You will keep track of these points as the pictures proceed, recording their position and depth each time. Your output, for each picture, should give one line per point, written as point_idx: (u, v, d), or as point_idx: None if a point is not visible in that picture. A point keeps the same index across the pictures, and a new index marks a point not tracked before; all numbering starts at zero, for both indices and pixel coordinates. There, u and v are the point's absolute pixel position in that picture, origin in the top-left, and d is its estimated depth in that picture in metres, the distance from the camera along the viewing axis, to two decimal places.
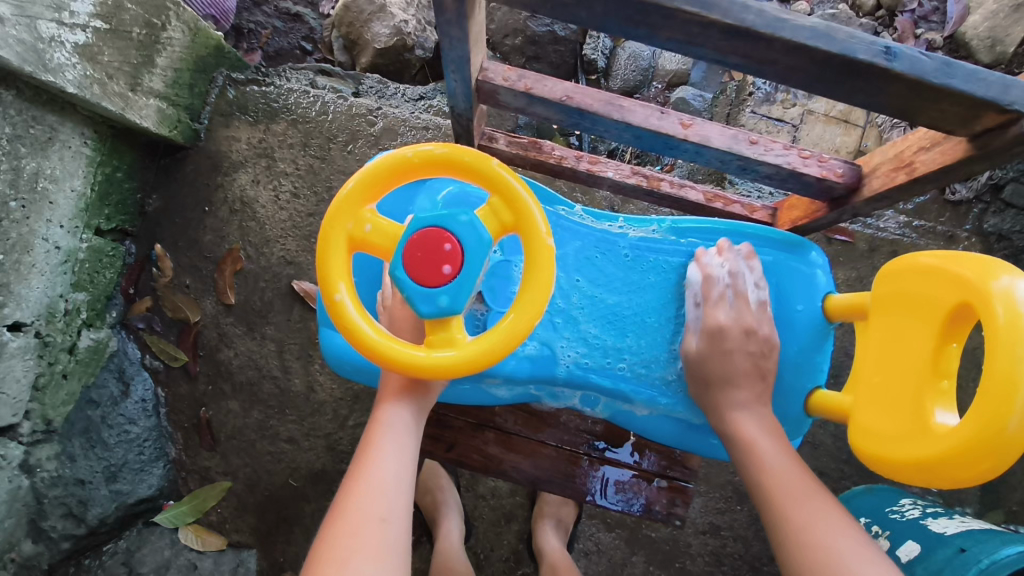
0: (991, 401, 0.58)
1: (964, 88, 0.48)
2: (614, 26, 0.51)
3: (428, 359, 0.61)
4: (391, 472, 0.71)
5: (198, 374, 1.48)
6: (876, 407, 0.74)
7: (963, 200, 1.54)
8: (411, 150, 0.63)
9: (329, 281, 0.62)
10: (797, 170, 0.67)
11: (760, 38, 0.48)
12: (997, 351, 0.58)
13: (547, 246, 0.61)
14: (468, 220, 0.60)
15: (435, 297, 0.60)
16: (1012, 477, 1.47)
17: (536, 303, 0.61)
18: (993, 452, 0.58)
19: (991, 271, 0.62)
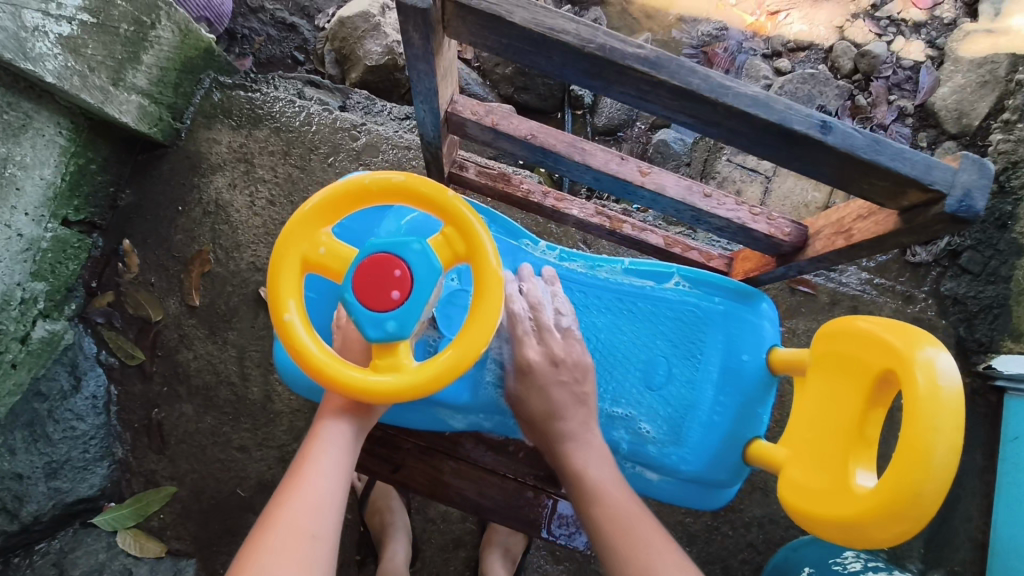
0: (902, 468, 0.58)
1: (891, 165, 0.50)
2: (572, 76, 0.53)
3: (371, 383, 0.61)
4: (325, 489, 0.70)
5: (153, 373, 1.46)
6: (804, 460, 0.75)
7: (924, 262, 1.60)
8: (367, 177, 0.63)
9: (279, 301, 0.62)
10: (746, 226, 0.69)
11: (706, 101, 0.50)
12: (916, 418, 0.58)
13: (496, 275, 0.62)
14: (420, 248, 0.60)
15: (382, 321, 0.60)
16: (955, 537, 1.50)
17: (483, 334, 0.62)
18: (905, 515, 0.59)
19: (916, 340, 0.62)
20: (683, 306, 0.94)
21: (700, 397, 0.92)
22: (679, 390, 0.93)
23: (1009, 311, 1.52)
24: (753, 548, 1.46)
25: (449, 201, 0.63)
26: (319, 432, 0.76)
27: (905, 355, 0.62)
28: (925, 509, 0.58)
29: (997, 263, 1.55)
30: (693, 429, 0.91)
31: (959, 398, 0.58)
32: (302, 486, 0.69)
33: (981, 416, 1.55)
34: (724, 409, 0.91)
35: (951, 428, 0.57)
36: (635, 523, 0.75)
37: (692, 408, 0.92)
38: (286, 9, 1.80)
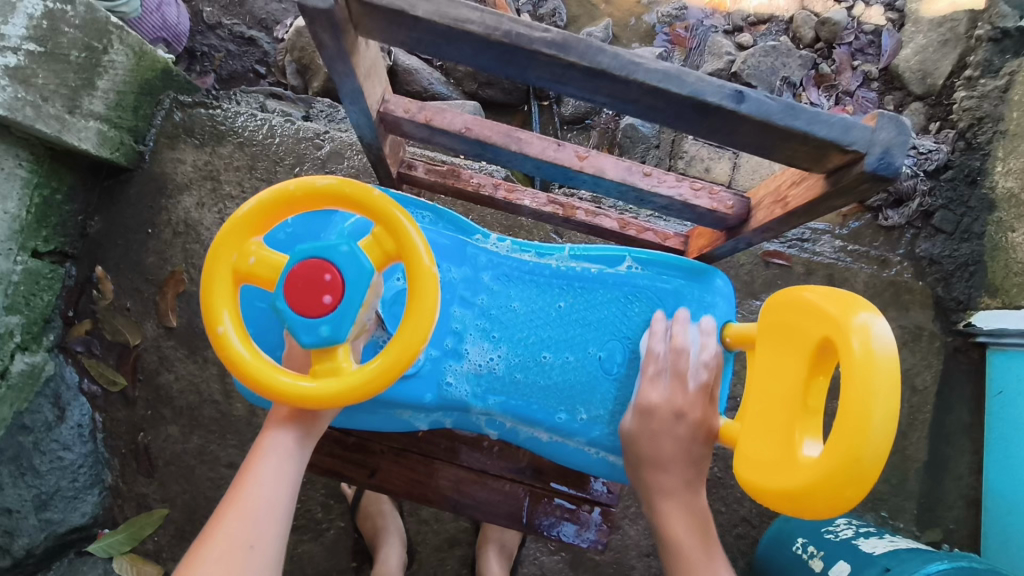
0: (842, 438, 0.58)
1: (807, 129, 0.50)
2: (487, 65, 0.53)
3: (305, 389, 0.60)
4: (267, 499, 0.70)
5: (137, 398, 1.46)
6: (754, 431, 0.74)
7: (896, 225, 1.61)
8: (293, 184, 0.63)
9: (212, 314, 0.62)
10: (688, 203, 0.69)
11: (618, 79, 0.50)
12: (853, 382, 0.57)
13: (430, 272, 0.61)
14: (349, 251, 0.60)
15: (317, 327, 0.60)
16: (948, 495, 1.52)
17: (419, 331, 0.61)
18: (845, 484, 0.59)
19: (852, 307, 0.62)
20: (638, 287, 0.92)
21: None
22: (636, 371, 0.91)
23: (984, 267, 1.53)
24: (747, 523, 1.47)
25: (377, 199, 0.62)
26: (265, 440, 0.75)
27: (840, 322, 0.61)
28: (867, 478, 0.58)
29: (970, 220, 1.56)
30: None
31: (894, 364, 0.58)
32: (247, 495, 0.69)
33: (965, 373, 1.56)
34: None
35: (888, 395, 0.57)
36: None
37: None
38: (244, 23, 1.79)
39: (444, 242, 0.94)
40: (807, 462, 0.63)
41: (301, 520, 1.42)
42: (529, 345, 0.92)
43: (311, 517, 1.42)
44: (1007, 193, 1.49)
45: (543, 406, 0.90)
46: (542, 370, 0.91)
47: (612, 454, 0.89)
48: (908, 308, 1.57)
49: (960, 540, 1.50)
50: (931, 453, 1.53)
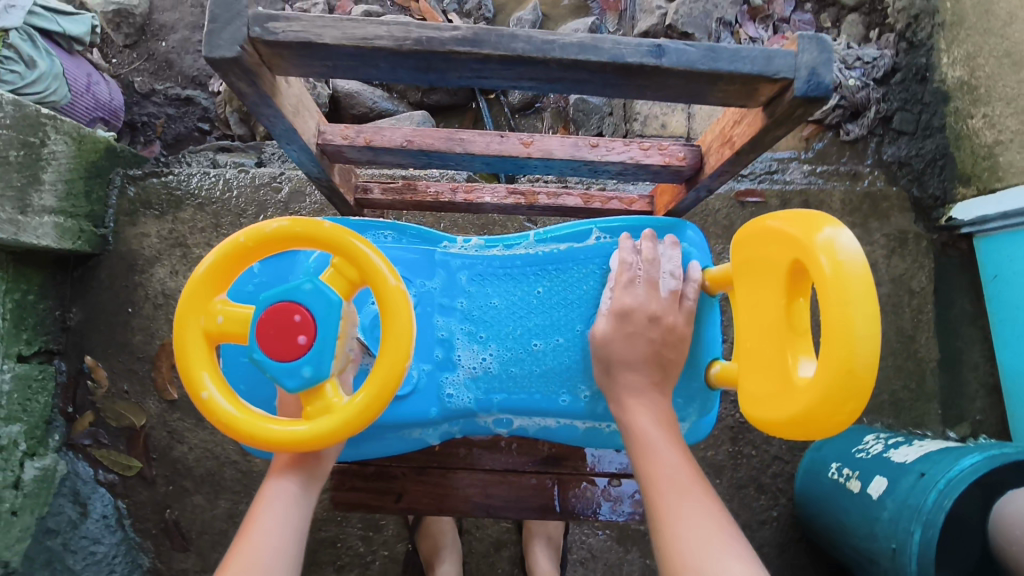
0: (832, 353, 0.57)
1: (731, 68, 0.49)
2: (407, 76, 0.52)
3: (300, 432, 0.59)
4: (276, 545, 0.68)
5: (155, 477, 1.46)
6: (751, 370, 0.73)
7: (859, 137, 1.62)
8: (241, 235, 0.61)
9: (194, 381, 0.60)
10: (640, 163, 0.68)
11: (537, 62, 0.48)
12: (831, 302, 0.57)
13: (394, 288, 0.60)
14: (311, 287, 0.59)
15: (298, 369, 0.59)
16: (968, 388, 1.54)
17: (397, 349, 0.60)
18: (846, 398, 0.58)
19: (816, 224, 0.61)
20: (611, 257, 0.91)
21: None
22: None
23: (952, 158, 1.53)
24: (780, 460, 1.48)
25: (327, 231, 0.60)
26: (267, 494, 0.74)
27: (805, 242, 0.60)
28: (866, 386, 0.57)
29: (928, 116, 1.57)
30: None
31: (867, 272, 0.57)
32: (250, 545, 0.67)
33: (958, 266, 1.58)
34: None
35: (866, 302, 0.56)
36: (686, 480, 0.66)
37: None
38: (177, 84, 1.78)
39: (412, 257, 0.93)
40: (805, 386, 0.62)
41: (346, 557, 1.43)
42: (519, 338, 0.91)
43: (355, 552, 1.43)
44: (958, 81, 1.50)
45: (546, 394, 0.90)
46: (538, 358, 0.91)
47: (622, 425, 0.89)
48: (888, 215, 1.56)
49: (987, 429, 1.52)
50: (942, 352, 1.55)
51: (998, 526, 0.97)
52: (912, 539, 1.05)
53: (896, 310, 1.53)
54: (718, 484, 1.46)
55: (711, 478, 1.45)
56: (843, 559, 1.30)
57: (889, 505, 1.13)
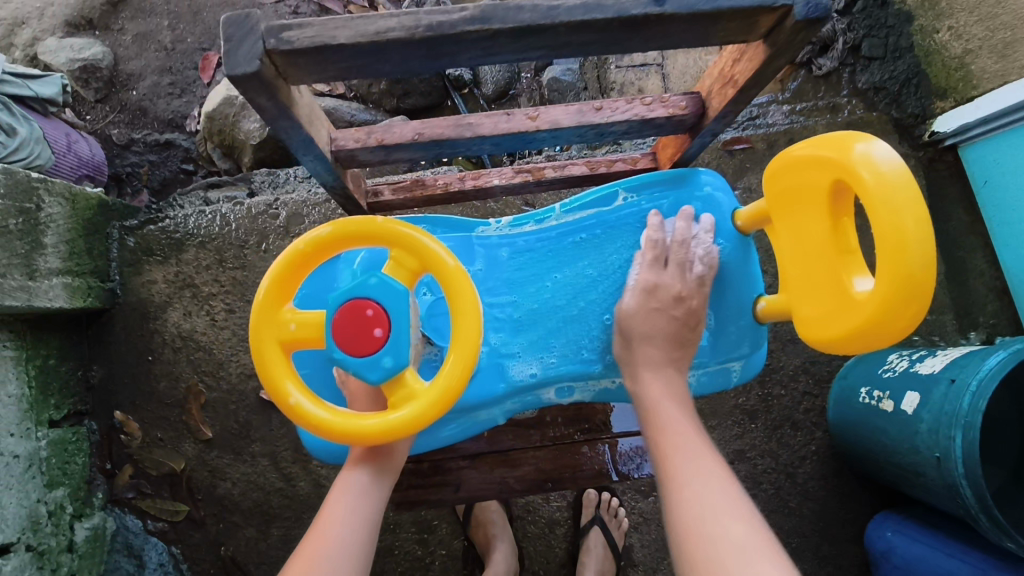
0: (888, 257, 0.59)
1: (732, 3, 0.49)
2: (419, 65, 0.53)
3: (391, 421, 0.60)
4: (346, 532, 0.72)
5: (204, 517, 1.47)
6: (807, 295, 0.75)
7: (832, 70, 1.64)
8: (299, 242, 0.62)
9: (278, 391, 0.62)
10: (646, 119, 0.69)
11: (545, 29, 0.50)
12: (877, 209, 0.58)
13: (457, 270, 0.61)
14: (379, 281, 0.60)
15: (378, 361, 0.61)
16: (977, 295, 1.57)
17: (471, 326, 0.61)
18: (910, 298, 0.59)
19: (848, 142, 0.63)
20: (642, 215, 0.93)
21: None
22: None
23: (925, 74, 1.58)
24: (809, 395, 1.51)
25: (383, 226, 0.62)
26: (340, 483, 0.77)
27: (842, 161, 0.62)
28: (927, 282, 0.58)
29: (894, 39, 1.60)
30: None
31: (909, 175, 0.58)
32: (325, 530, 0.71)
33: (948, 179, 1.62)
34: (714, 287, 0.92)
35: (914, 203, 0.57)
36: (687, 439, 0.74)
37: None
38: (155, 130, 1.78)
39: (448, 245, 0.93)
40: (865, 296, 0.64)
41: (406, 562, 1.45)
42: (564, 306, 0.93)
43: (414, 556, 1.45)
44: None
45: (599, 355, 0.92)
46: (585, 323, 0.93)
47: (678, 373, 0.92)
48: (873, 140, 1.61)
49: (1004, 330, 1.56)
50: (947, 263, 1.58)
51: None
52: (956, 444, 1.07)
53: None
54: (754, 429, 1.49)
55: (746, 423, 1.48)
56: (888, 479, 1.33)
57: (925, 416, 1.15)
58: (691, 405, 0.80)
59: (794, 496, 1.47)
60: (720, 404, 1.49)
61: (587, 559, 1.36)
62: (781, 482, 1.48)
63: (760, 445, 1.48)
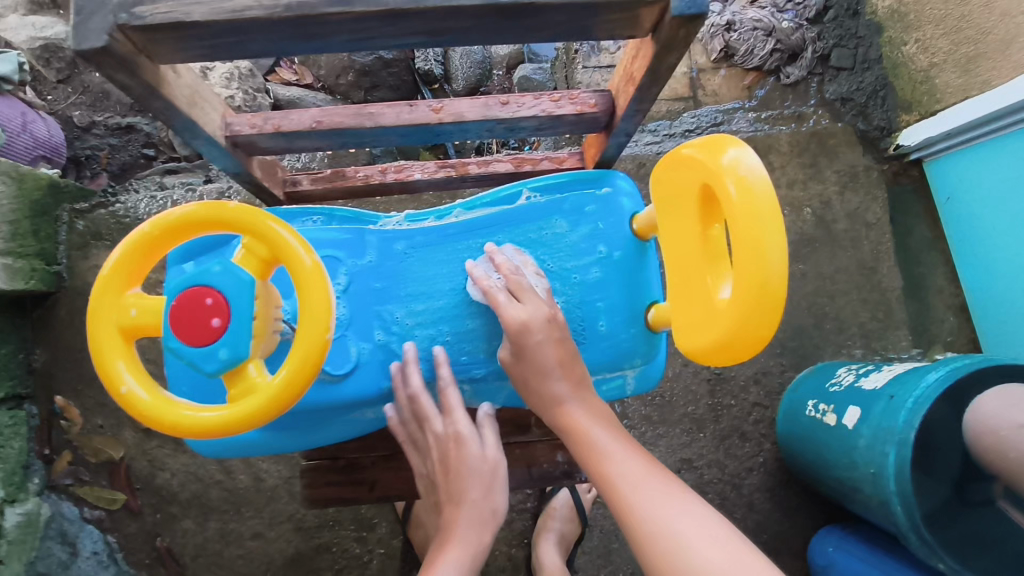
0: (745, 267, 0.58)
1: None
2: (289, 46, 0.51)
3: (226, 414, 0.62)
4: None
5: (141, 507, 1.45)
6: (683, 302, 0.74)
7: (799, 79, 1.62)
8: (147, 225, 0.62)
9: (112, 377, 0.62)
10: (552, 115, 0.67)
11: (412, 14, 0.47)
12: (738, 220, 0.57)
13: (308, 266, 0.62)
14: (222, 269, 0.61)
15: (214, 352, 0.61)
16: (935, 311, 1.57)
17: (316, 323, 0.62)
18: (761, 312, 0.59)
19: (721, 147, 0.61)
20: (545, 214, 0.91)
21: (591, 290, 0.90)
22: (569, 294, 0.90)
23: (892, 87, 1.57)
24: (760, 406, 1.49)
25: (235, 212, 0.62)
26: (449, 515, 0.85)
27: (712, 167, 0.61)
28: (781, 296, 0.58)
29: (864, 49, 1.60)
30: (597, 322, 0.90)
31: (770, 187, 0.57)
32: None
33: (912, 194, 1.61)
34: (612, 291, 0.90)
35: (775, 215, 0.57)
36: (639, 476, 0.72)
37: (587, 301, 0.90)
38: (117, 113, 1.75)
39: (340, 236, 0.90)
40: (727, 307, 0.63)
41: (343, 559, 1.44)
42: (459, 303, 0.91)
43: (352, 554, 1.44)
44: (889, 11, 1.55)
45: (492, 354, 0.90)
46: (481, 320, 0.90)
47: None
48: (836, 152, 1.57)
49: (959, 349, 1.55)
50: (906, 279, 1.57)
51: (973, 429, 0.99)
52: (889, 460, 1.07)
53: (855, 245, 1.55)
54: (703, 438, 1.47)
55: (695, 432, 1.47)
56: (831, 493, 1.32)
57: (864, 432, 1.15)
58: (618, 427, 0.80)
59: (739, 507, 1.46)
60: (670, 411, 1.48)
61: (551, 523, 1.36)
62: (725, 492, 1.47)
63: (708, 454, 1.47)
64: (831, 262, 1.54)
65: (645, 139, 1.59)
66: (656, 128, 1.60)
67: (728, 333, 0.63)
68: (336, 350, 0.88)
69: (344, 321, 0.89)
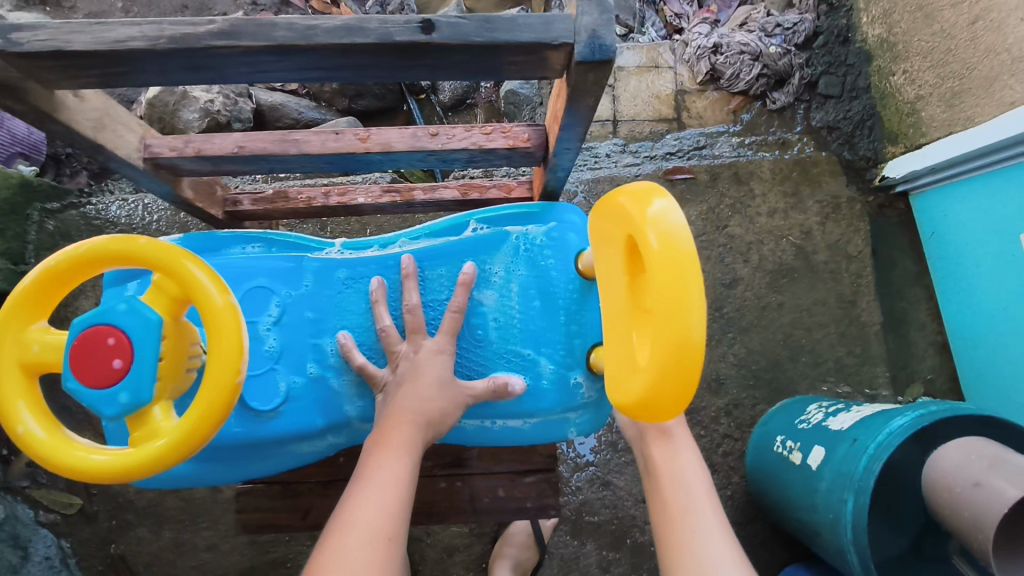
0: (664, 326, 0.54)
1: (508, 37, 0.47)
2: (183, 76, 0.50)
3: (124, 459, 0.59)
4: (384, 494, 0.65)
5: (97, 512, 1.43)
6: (609, 354, 0.69)
7: (785, 105, 1.61)
8: (53, 257, 0.60)
9: (10, 415, 0.60)
10: (481, 147, 0.65)
11: (304, 49, 0.47)
12: (661, 277, 0.53)
13: (221, 305, 0.60)
14: (128, 308, 0.59)
15: (114, 396, 0.59)
16: (916, 348, 1.52)
17: (227, 364, 0.60)
18: (680, 374, 0.54)
19: (647, 197, 0.57)
20: (486, 248, 0.89)
21: (534, 327, 0.88)
22: (508, 332, 0.88)
23: (879, 118, 1.53)
24: (730, 438, 1.46)
25: (147, 247, 0.60)
26: (378, 457, 0.69)
27: (637, 217, 0.57)
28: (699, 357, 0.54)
29: (853, 77, 1.57)
30: (539, 362, 0.88)
31: (692, 242, 0.54)
32: (358, 490, 0.66)
33: (897, 226, 1.57)
34: (551, 333, 0.88)
35: (696, 270, 0.53)
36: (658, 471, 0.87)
37: (527, 341, 0.88)
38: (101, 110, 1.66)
39: (276, 263, 0.89)
40: (644, 364, 0.58)
41: None
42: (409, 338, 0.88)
43: None
44: (878, 40, 1.50)
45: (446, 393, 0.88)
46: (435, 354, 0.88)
47: (513, 421, 0.89)
48: (820, 181, 1.57)
49: (939, 387, 1.50)
50: (885, 314, 1.54)
51: (932, 476, 0.96)
52: (847, 507, 1.04)
53: (834, 276, 1.53)
54: None
55: None
56: (793, 531, 1.29)
57: (825, 476, 1.12)
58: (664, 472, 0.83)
59: None
60: None
61: (508, 549, 1.33)
62: None
63: None
64: (809, 293, 1.52)
65: (624, 161, 1.59)
66: (638, 149, 1.60)
67: (644, 391, 0.58)
68: (266, 384, 0.87)
69: (276, 352, 0.88)
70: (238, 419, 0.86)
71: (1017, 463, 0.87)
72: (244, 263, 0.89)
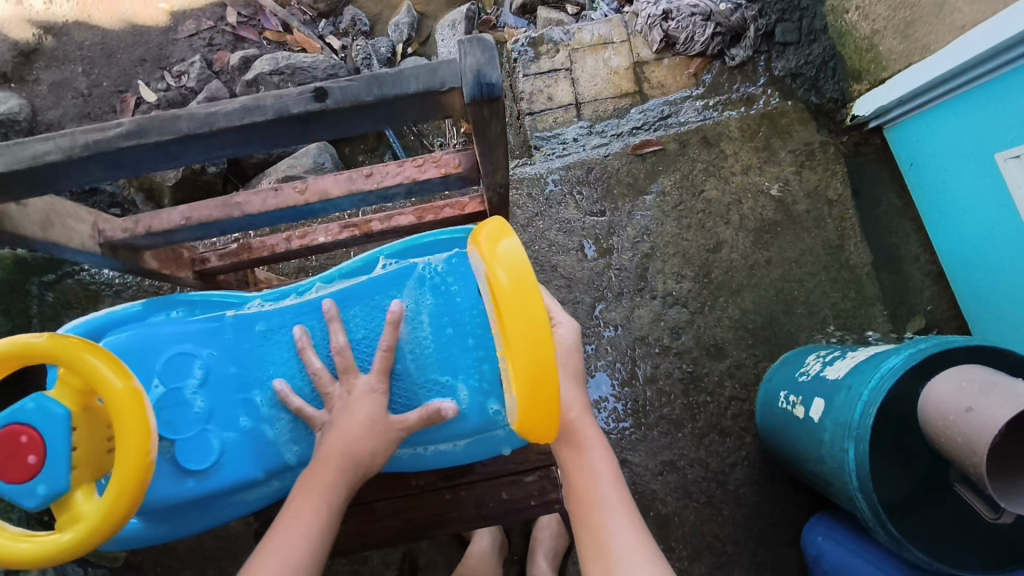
0: (522, 349, 0.68)
1: (398, 91, 0.51)
2: (110, 173, 0.54)
3: (49, 542, 0.65)
4: (299, 544, 0.73)
5: (141, 562, 1.49)
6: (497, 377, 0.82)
7: (745, 60, 1.61)
8: None
9: None
10: (415, 180, 0.73)
11: (209, 135, 0.51)
12: (511, 308, 0.67)
13: (121, 390, 0.67)
14: (34, 406, 0.66)
15: (32, 488, 0.66)
16: (914, 280, 1.50)
17: (134, 442, 0.67)
18: (541, 390, 0.68)
19: (498, 238, 0.72)
20: (397, 282, 0.94)
21: (449, 355, 0.92)
22: (423, 362, 0.91)
23: (841, 57, 1.53)
24: (737, 400, 1.46)
25: (46, 346, 0.64)
26: (300, 504, 0.76)
27: (490, 256, 0.70)
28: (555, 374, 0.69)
29: (809, 21, 1.57)
30: (458, 387, 0.91)
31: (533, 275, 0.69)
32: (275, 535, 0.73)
33: (876, 162, 1.56)
34: (462, 359, 0.92)
35: (536, 298, 0.68)
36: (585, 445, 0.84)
37: (441, 368, 0.91)
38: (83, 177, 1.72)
39: (197, 326, 0.94)
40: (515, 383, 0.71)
41: None
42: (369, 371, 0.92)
43: None
44: None
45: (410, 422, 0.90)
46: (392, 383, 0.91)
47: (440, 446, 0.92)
48: (790, 131, 1.55)
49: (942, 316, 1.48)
50: (877, 252, 1.51)
51: (925, 413, 0.97)
52: (848, 456, 1.05)
53: (819, 224, 1.52)
54: (682, 438, 1.43)
55: (674, 432, 1.43)
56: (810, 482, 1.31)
57: (827, 426, 1.13)
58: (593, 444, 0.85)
59: (726, 503, 1.41)
60: (646, 413, 1.45)
61: (536, 542, 1.36)
62: (713, 492, 1.41)
63: (690, 454, 1.43)
64: (795, 244, 1.51)
65: (592, 142, 1.61)
66: (604, 128, 1.62)
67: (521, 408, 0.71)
68: (198, 445, 0.91)
69: (203, 413, 0.92)
70: (178, 480, 0.90)
71: (1011, 387, 0.87)
72: (168, 330, 0.94)
